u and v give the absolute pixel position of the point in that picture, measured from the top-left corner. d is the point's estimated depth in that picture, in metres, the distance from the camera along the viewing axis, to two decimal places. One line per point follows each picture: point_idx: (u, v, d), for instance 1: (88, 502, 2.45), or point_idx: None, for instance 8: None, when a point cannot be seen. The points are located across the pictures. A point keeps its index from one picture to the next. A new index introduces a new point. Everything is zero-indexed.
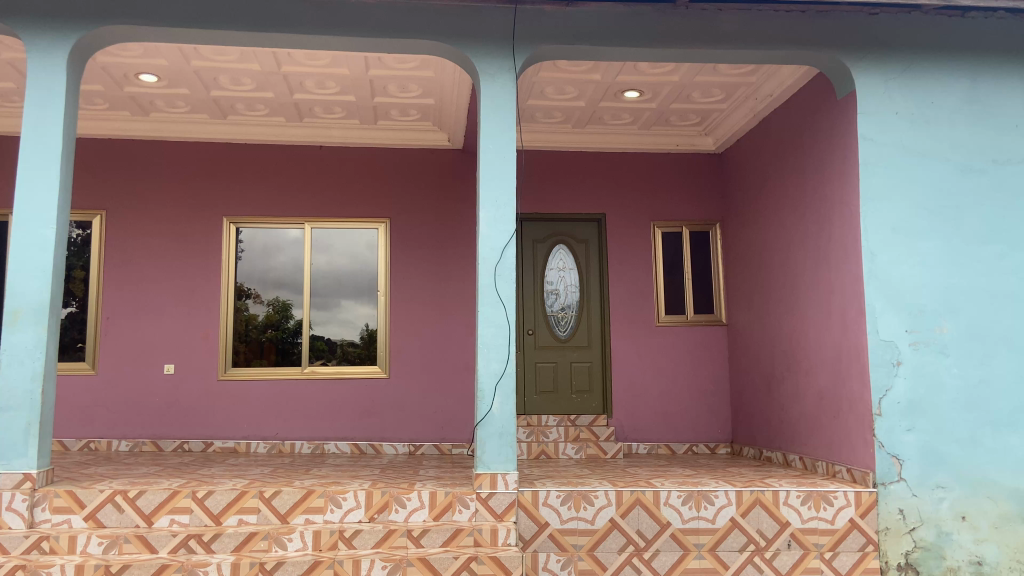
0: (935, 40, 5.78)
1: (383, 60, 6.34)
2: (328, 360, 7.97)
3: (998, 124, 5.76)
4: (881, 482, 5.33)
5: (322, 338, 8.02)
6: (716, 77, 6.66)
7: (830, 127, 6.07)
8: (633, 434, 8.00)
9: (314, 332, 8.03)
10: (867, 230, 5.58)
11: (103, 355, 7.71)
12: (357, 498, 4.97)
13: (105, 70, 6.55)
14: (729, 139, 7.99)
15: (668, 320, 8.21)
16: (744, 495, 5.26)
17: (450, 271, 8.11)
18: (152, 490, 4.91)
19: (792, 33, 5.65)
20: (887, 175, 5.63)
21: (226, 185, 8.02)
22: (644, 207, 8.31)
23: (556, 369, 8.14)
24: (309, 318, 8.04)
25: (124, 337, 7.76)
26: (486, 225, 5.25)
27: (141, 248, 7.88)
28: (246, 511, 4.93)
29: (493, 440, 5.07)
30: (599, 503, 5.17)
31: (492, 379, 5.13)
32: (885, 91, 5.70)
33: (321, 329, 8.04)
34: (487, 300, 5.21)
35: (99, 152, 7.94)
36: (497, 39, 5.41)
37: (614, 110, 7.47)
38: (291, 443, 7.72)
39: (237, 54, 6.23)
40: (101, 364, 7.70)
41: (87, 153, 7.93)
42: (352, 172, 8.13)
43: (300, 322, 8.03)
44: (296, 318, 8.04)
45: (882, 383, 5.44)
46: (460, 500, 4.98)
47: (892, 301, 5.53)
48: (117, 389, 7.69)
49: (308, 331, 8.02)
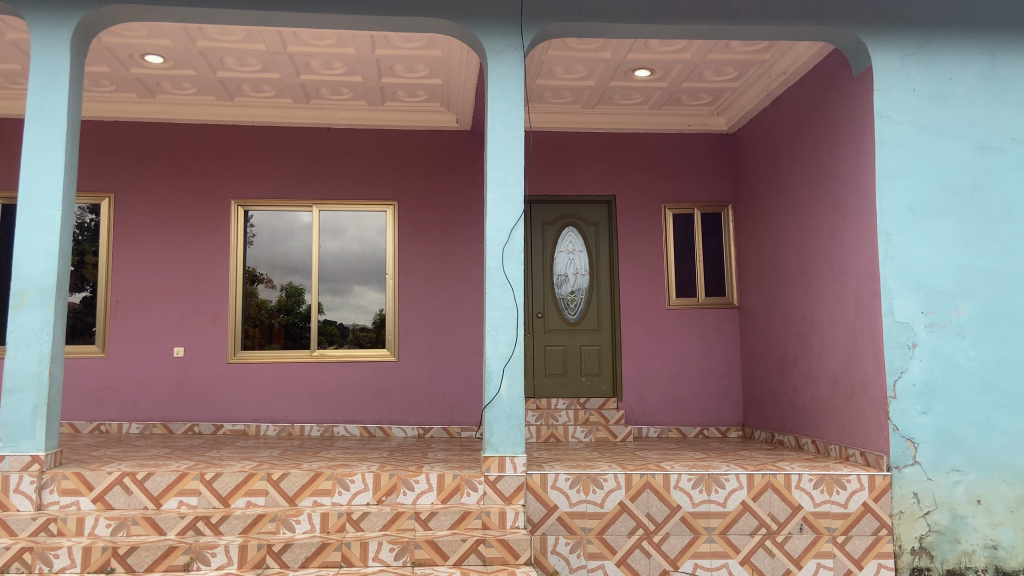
0: (967, 10, 5.15)
1: (390, 39, 5.56)
2: (336, 344, 7.00)
3: (1021, 99, 5.13)
4: (895, 465, 4.83)
5: (334, 323, 7.03)
6: (728, 54, 5.91)
7: (846, 89, 5.43)
8: (644, 417, 7.12)
9: (324, 318, 7.04)
10: (882, 209, 5.00)
11: (78, 338, 6.79)
12: (365, 480, 4.53)
13: (110, 51, 5.71)
14: (744, 117, 7.03)
15: (680, 303, 7.28)
16: (755, 478, 4.75)
17: (457, 254, 7.09)
18: (160, 472, 4.44)
19: (811, 6, 5.04)
20: (904, 154, 5.03)
21: (204, 168, 6.98)
22: (652, 188, 7.36)
23: (565, 353, 7.24)
24: (318, 303, 7.05)
25: (114, 320, 6.80)
26: (491, 206, 4.72)
27: (138, 233, 6.89)
28: (254, 493, 4.45)
29: (501, 423, 4.59)
30: (608, 486, 4.69)
31: (500, 361, 4.61)
32: (901, 67, 5.10)
33: (334, 314, 7.05)
34: (494, 283, 4.68)
35: (84, 131, 6.93)
36: (493, 12, 4.82)
37: (623, 89, 6.63)
38: (300, 425, 6.80)
39: (243, 33, 5.44)
40: (89, 347, 6.78)
41: (84, 133, 6.93)
42: (383, 152, 7.12)
43: (311, 306, 7.04)
44: (308, 301, 7.05)
45: (897, 366, 4.91)
46: (468, 483, 4.54)
47: (908, 282, 4.96)
48: (112, 374, 6.75)
49: (318, 317, 7.02)
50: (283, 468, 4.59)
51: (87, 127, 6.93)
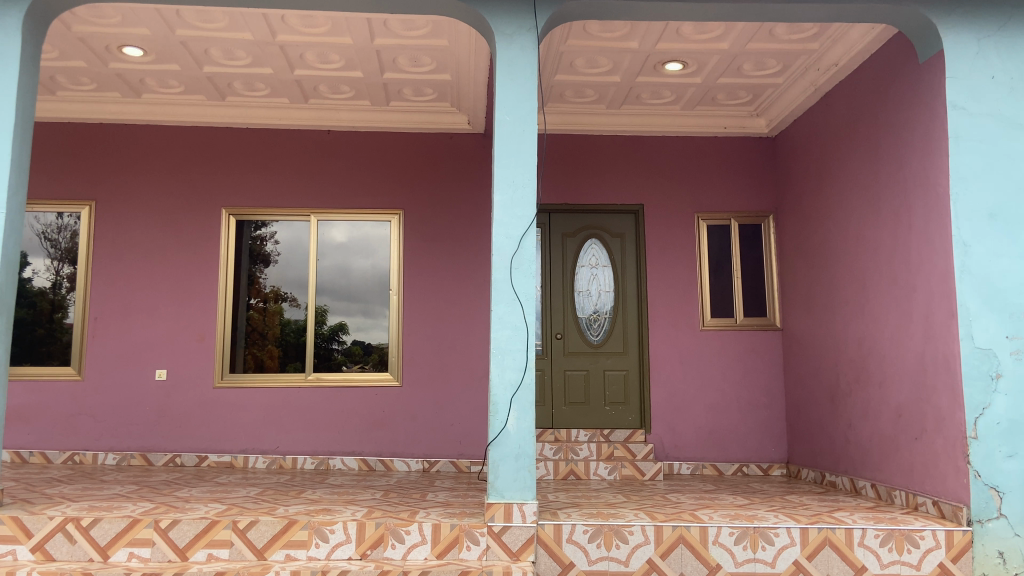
0: None
1: (389, 24, 4.92)
2: (365, 365, 6.37)
3: None
4: (977, 519, 4.05)
5: (356, 344, 6.39)
6: (770, 43, 5.22)
7: (913, 77, 4.69)
8: (675, 451, 6.38)
9: (349, 338, 6.41)
10: (958, 216, 4.26)
11: (53, 359, 6.24)
12: (347, 530, 3.86)
13: (83, 42, 5.17)
14: (787, 118, 6.32)
15: (716, 324, 6.54)
16: (810, 533, 4.00)
17: (466, 267, 6.44)
18: (109, 517, 3.83)
19: None
20: (983, 151, 4.29)
21: (193, 174, 6.43)
22: (684, 197, 6.66)
23: (587, 379, 6.52)
24: (340, 322, 6.43)
25: (89, 339, 6.24)
26: (498, 211, 4.07)
27: (119, 245, 6.34)
28: (217, 544, 3.81)
29: (508, 463, 3.89)
30: (634, 541, 3.95)
31: (507, 390, 3.93)
32: (977, 51, 4.37)
33: (362, 335, 6.41)
34: (501, 299, 4.01)
35: (62, 135, 6.41)
36: None
37: (651, 87, 5.96)
38: (293, 457, 6.17)
39: (226, 20, 4.88)
40: (61, 368, 6.22)
41: (62, 137, 6.40)
42: (388, 157, 6.52)
43: (332, 326, 6.43)
44: (330, 322, 6.43)
45: (979, 401, 4.13)
46: (468, 535, 3.85)
47: (990, 301, 4.20)
48: (87, 399, 6.18)
49: (340, 338, 6.40)
50: (253, 515, 3.94)
51: (69, 129, 6.41)
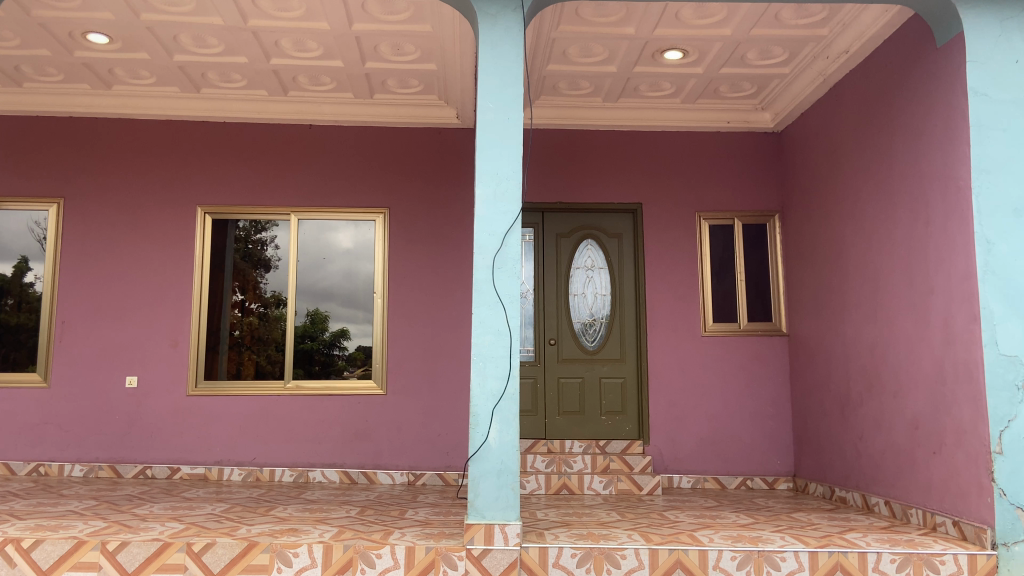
0: None
1: (366, 7, 4.61)
2: (356, 372, 6.03)
3: None
4: (1001, 542, 3.69)
5: (356, 350, 6.06)
6: (775, 29, 4.89)
7: (931, 62, 4.35)
8: (675, 464, 6.04)
9: (349, 343, 6.07)
10: (980, 211, 3.92)
11: (18, 365, 5.92)
12: (312, 553, 3.53)
13: (44, 28, 4.87)
14: (794, 112, 5.99)
15: (718, 329, 6.20)
16: (819, 557, 3.65)
17: (453, 268, 6.11)
18: (52, 539, 3.52)
19: None
20: (1008, 141, 3.95)
21: (167, 171, 6.12)
22: (685, 195, 6.33)
23: (583, 386, 6.18)
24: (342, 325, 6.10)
25: (55, 345, 5.93)
26: (481, 205, 3.75)
27: (89, 245, 6.03)
28: (168, 569, 3.48)
29: (488, 480, 3.55)
30: (626, 566, 3.60)
31: (489, 401, 3.60)
32: (1000, 35, 4.03)
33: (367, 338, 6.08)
34: (482, 301, 3.68)
35: (29, 130, 6.10)
36: None
37: (650, 77, 5.64)
38: (271, 469, 5.84)
39: (193, 3, 4.57)
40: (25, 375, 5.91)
41: (28, 132, 6.10)
42: (372, 152, 6.20)
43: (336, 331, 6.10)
44: (330, 329, 6.10)
45: (1004, 412, 3.78)
46: (445, 559, 3.51)
47: (1016, 303, 3.85)
48: (53, 408, 5.86)
49: (331, 343, 6.08)
50: (210, 536, 3.61)
51: (38, 123, 6.11)
